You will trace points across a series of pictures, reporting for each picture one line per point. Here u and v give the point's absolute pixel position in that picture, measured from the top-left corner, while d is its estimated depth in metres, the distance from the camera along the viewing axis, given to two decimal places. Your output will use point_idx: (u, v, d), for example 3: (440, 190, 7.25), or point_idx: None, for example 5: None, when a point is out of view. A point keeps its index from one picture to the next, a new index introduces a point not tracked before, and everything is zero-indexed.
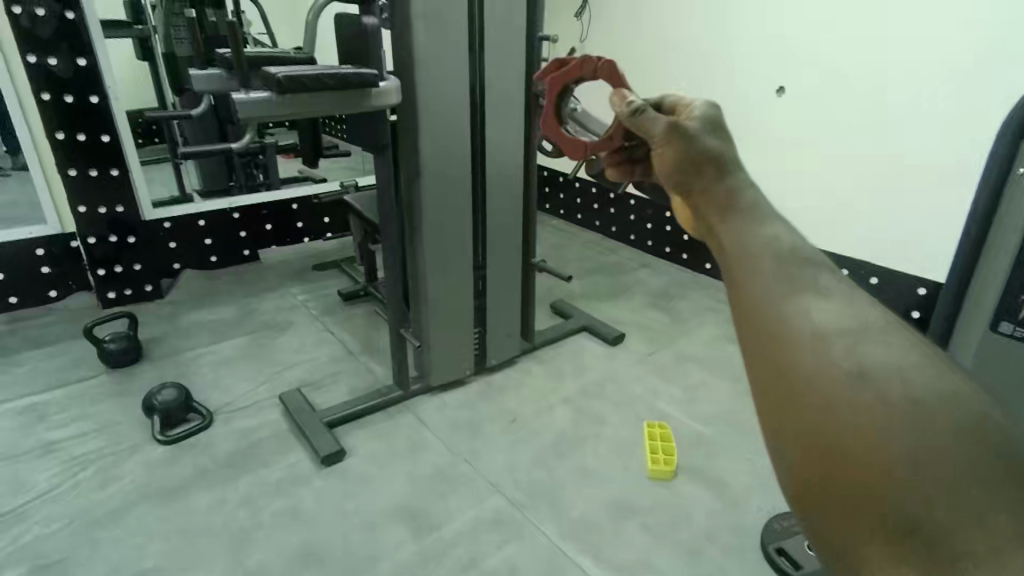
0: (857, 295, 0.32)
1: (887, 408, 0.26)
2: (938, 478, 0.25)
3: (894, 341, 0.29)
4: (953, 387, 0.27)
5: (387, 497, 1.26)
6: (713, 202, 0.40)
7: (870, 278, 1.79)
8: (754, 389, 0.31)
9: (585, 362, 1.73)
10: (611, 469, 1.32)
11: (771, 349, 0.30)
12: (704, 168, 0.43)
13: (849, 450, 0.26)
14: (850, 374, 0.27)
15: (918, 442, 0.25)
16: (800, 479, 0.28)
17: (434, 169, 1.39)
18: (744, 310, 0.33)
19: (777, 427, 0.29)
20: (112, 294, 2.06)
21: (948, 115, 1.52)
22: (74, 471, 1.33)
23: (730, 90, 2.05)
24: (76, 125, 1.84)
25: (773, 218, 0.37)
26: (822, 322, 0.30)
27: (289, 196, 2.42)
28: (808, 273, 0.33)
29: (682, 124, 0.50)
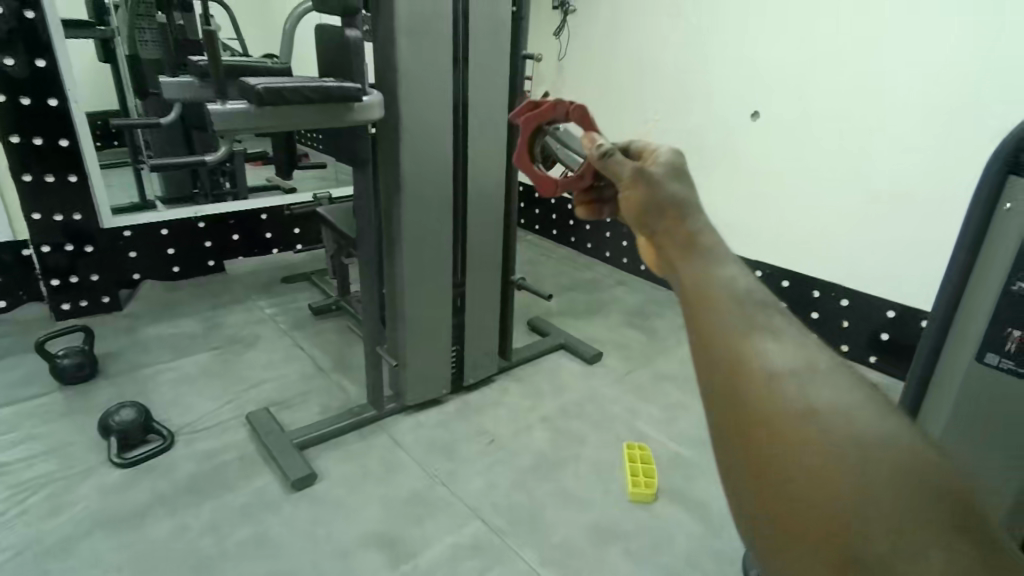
0: (810, 337, 0.35)
1: (834, 447, 0.28)
2: (883, 516, 0.26)
3: (841, 384, 0.31)
4: (896, 426, 0.29)
5: (360, 523, 1.21)
6: (673, 240, 0.42)
7: (842, 300, 1.83)
8: (714, 431, 0.33)
9: (563, 381, 1.72)
10: (591, 492, 1.31)
11: (726, 390, 0.33)
12: (666, 213, 0.45)
13: (807, 495, 0.28)
14: (804, 419, 0.29)
15: (864, 481, 0.27)
16: (761, 521, 0.30)
17: (414, 186, 1.36)
18: (704, 352, 0.35)
19: (738, 468, 0.31)
20: (66, 306, 1.95)
21: (923, 141, 1.56)
22: (21, 497, 1.24)
23: (707, 110, 2.08)
24: (32, 129, 1.75)
25: (728, 259, 0.39)
26: (774, 362, 0.32)
27: (259, 206, 2.35)
28: (762, 312, 0.35)
29: (648, 168, 0.51)
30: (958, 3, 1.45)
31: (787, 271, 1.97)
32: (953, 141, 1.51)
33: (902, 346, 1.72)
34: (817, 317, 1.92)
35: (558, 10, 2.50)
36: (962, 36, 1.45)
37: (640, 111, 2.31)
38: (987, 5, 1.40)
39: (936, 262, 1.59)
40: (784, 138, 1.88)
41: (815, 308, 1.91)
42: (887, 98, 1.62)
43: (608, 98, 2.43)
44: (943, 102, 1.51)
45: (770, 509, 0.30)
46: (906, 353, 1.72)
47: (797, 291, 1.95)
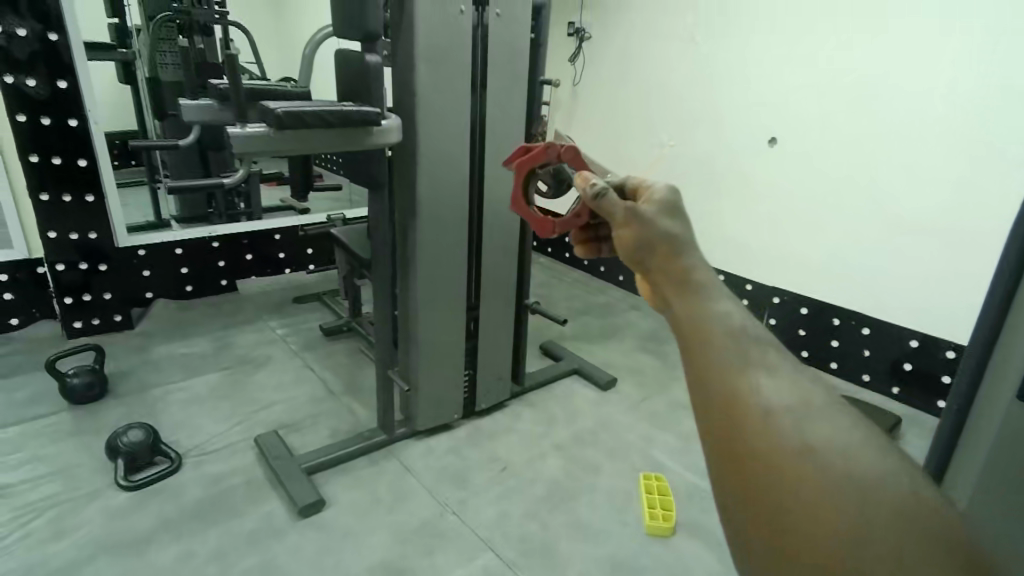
0: (802, 368, 0.34)
1: (831, 484, 0.28)
2: (881, 557, 0.26)
3: (838, 419, 0.31)
4: (892, 466, 0.29)
5: (369, 552, 1.18)
6: (670, 277, 0.41)
7: (862, 329, 1.80)
8: (709, 461, 0.33)
9: (576, 407, 1.69)
10: (607, 524, 1.27)
11: (722, 423, 0.32)
12: (657, 251, 0.43)
13: (804, 529, 0.28)
14: (800, 456, 0.29)
15: (861, 519, 0.27)
16: (755, 548, 0.30)
17: (429, 210, 1.36)
18: (699, 387, 0.34)
19: (733, 497, 0.31)
20: (78, 324, 1.95)
21: (937, 165, 1.55)
22: (24, 520, 1.22)
23: (720, 134, 2.06)
24: (51, 148, 1.77)
25: (724, 296, 0.38)
26: (770, 398, 0.31)
27: (273, 226, 2.36)
28: (758, 348, 0.34)
29: (638, 207, 0.48)
30: (966, 15, 1.44)
31: (804, 297, 1.94)
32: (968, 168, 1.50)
33: (927, 376, 1.68)
34: (837, 346, 1.87)
35: (573, 36, 2.52)
36: (977, 51, 1.44)
37: (652, 138, 2.31)
38: (998, 16, 1.39)
39: (959, 290, 1.56)
40: (799, 167, 1.86)
41: (834, 336, 1.87)
42: (900, 124, 1.60)
43: (619, 123, 2.43)
44: (958, 126, 1.49)
45: (766, 539, 0.29)
46: (930, 384, 1.68)
47: (815, 319, 1.91)
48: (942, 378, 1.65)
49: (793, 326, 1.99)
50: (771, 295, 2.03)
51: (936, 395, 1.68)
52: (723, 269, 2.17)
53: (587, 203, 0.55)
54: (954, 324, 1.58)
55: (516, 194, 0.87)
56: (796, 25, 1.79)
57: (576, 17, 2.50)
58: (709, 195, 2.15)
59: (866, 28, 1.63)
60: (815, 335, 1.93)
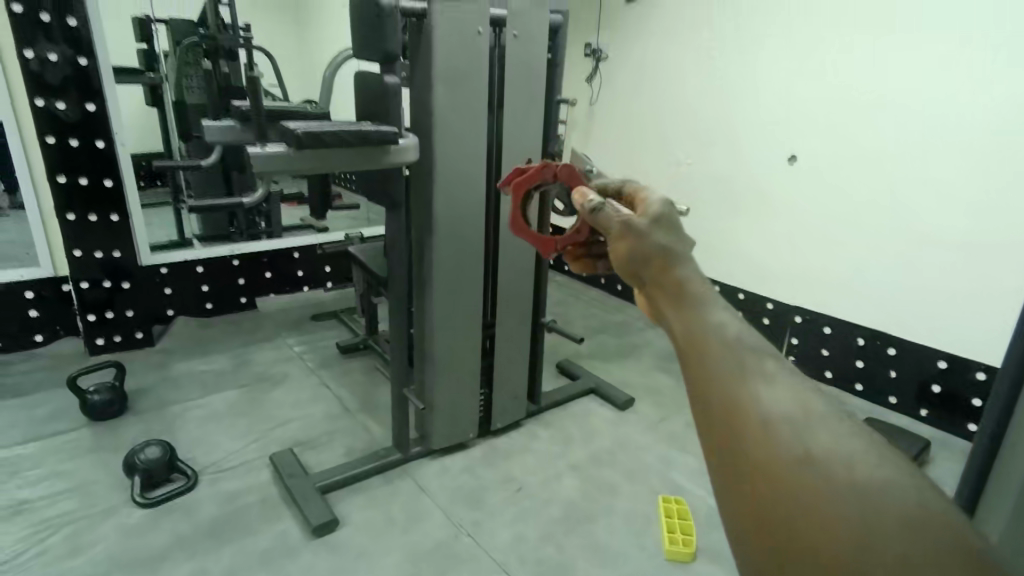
0: (800, 374, 0.33)
1: (832, 493, 0.26)
2: (885, 566, 0.24)
3: (840, 425, 0.29)
4: (892, 469, 0.27)
5: (382, 573, 1.16)
6: (666, 290, 0.40)
7: (887, 349, 1.75)
8: (712, 473, 0.32)
9: (593, 426, 1.66)
10: (625, 548, 1.24)
11: (724, 435, 0.31)
12: (652, 264, 0.42)
13: (807, 537, 0.26)
14: (800, 464, 0.28)
15: (863, 527, 0.25)
16: (756, 560, 0.28)
17: (446, 227, 1.36)
18: (699, 400, 0.33)
19: (736, 508, 0.30)
20: (100, 341, 1.98)
21: (960, 179, 1.52)
22: (41, 536, 1.23)
23: (738, 151, 2.04)
24: (78, 169, 1.81)
25: (720, 305, 0.37)
26: (769, 406, 0.30)
27: (292, 245, 2.39)
28: (756, 354, 0.33)
29: (633, 220, 0.48)
30: (989, 31, 1.43)
31: (826, 316, 1.89)
32: (990, 182, 1.47)
33: (955, 398, 1.63)
34: (862, 366, 1.83)
35: (590, 57, 2.54)
36: (1001, 67, 1.41)
37: (670, 158, 2.30)
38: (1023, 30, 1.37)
39: (990, 310, 1.52)
40: (819, 184, 1.83)
41: (858, 356, 1.83)
42: (921, 136, 1.57)
43: (636, 143, 2.43)
44: (979, 136, 1.47)
45: (767, 547, 0.28)
46: (958, 406, 1.63)
47: (839, 338, 1.87)
48: (971, 400, 1.60)
49: (816, 345, 1.94)
50: (792, 313, 1.99)
51: (965, 415, 1.62)
52: (742, 287, 2.14)
53: (585, 216, 0.55)
54: (984, 344, 1.54)
55: (511, 212, 0.83)
56: (809, 40, 1.78)
57: (593, 37, 2.52)
58: (727, 212, 2.13)
59: (870, 34, 1.64)
60: (839, 355, 1.88)
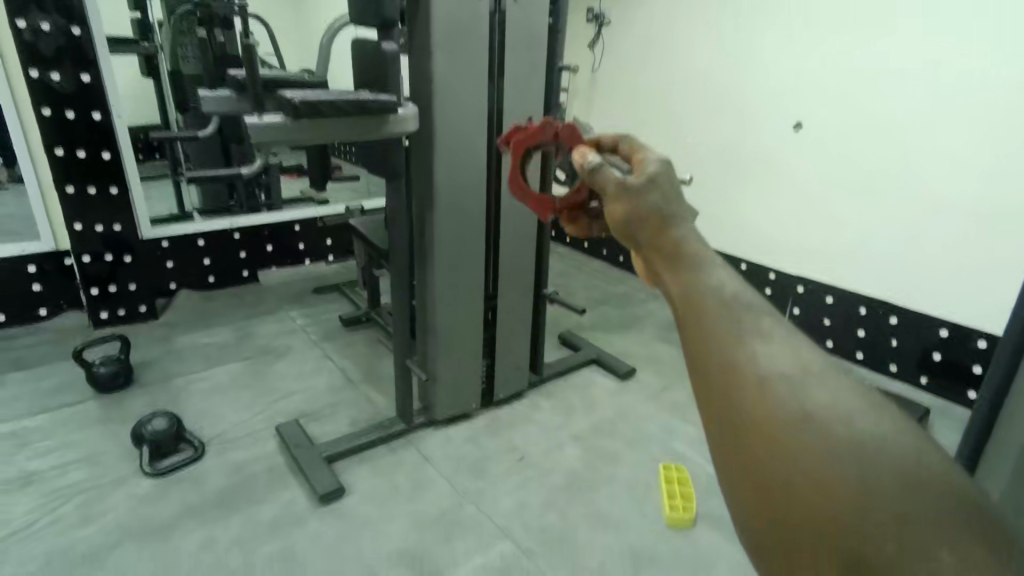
0: (795, 332, 0.33)
1: (830, 452, 0.27)
2: (881, 522, 0.25)
3: (836, 383, 0.29)
4: (888, 426, 0.28)
5: (388, 540, 1.18)
6: (662, 251, 0.39)
7: (889, 318, 1.75)
8: (709, 435, 0.32)
9: (595, 396, 1.68)
10: (627, 514, 1.26)
11: (722, 397, 0.31)
12: (649, 226, 0.42)
13: (806, 498, 0.27)
14: (798, 426, 0.28)
15: (861, 484, 0.26)
16: (754, 519, 0.29)
17: (447, 198, 1.35)
18: (697, 363, 0.33)
19: (733, 469, 0.30)
20: (104, 314, 1.99)
21: (968, 144, 1.50)
22: (53, 505, 1.25)
23: (745, 119, 2.01)
24: (76, 141, 1.80)
25: (717, 265, 0.37)
26: (767, 367, 0.30)
27: (293, 217, 2.38)
28: (753, 312, 0.33)
29: (629, 180, 0.47)
30: None
31: (831, 286, 1.88)
32: (998, 148, 1.45)
33: (955, 366, 1.64)
34: (864, 335, 1.83)
35: (592, 22, 2.48)
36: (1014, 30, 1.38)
37: (676, 128, 2.27)
38: None
39: (994, 279, 1.51)
40: (824, 152, 1.81)
41: (860, 325, 1.83)
42: (930, 101, 1.54)
43: (639, 111, 2.39)
44: (987, 102, 1.45)
45: (765, 508, 0.28)
46: (958, 374, 1.64)
47: (841, 308, 1.86)
48: (972, 367, 1.61)
49: (818, 315, 1.94)
50: (795, 284, 1.98)
51: (965, 383, 1.63)
52: (745, 258, 2.13)
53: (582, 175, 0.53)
54: (987, 312, 1.54)
55: (511, 171, 0.80)
56: (818, 5, 1.74)
57: (595, 2, 2.46)
58: (734, 182, 2.10)
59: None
60: (841, 324, 1.88)
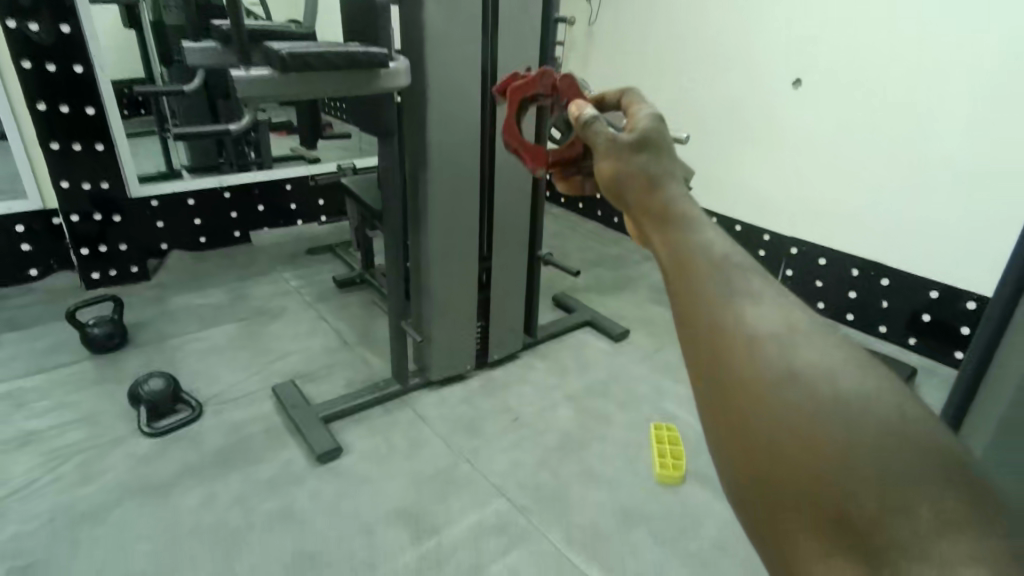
0: (787, 294, 0.33)
1: (815, 410, 0.27)
2: (866, 477, 0.25)
3: (824, 342, 0.30)
4: (875, 385, 0.28)
5: (385, 497, 1.21)
6: (652, 213, 0.40)
7: (881, 280, 1.77)
8: (699, 397, 0.32)
9: (589, 358, 1.70)
10: (619, 473, 1.29)
11: (711, 359, 0.31)
12: (637, 185, 0.43)
13: (791, 456, 0.27)
14: (784, 385, 0.28)
15: (847, 440, 0.26)
16: (742, 477, 0.29)
17: (441, 156, 1.33)
18: (688, 326, 0.33)
19: (722, 429, 0.30)
20: (96, 275, 1.97)
21: (977, 100, 1.47)
22: (54, 464, 1.27)
23: (750, 74, 1.96)
24: (58, 95, 1.74)
25: (709, 226, 0.37)
26: (755, 328, 0.31)
27: (285, 176, 2.35)
28: (743, 274, 0.33)
29: (621, 138, 0.48)
30: None
31: (825, 248, 1.89)
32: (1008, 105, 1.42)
33: (944, 327, 1.66)
34: (855, 297, 1.85)
35: None
36: None
37: (672, 84, 2.23)
38: None
39: (988, 240, 1.52)
40: (823, 110, 1.79)
41: (852, 287, 1.84)
42: (940, 56, 1.51)
43: (636, 67, 2.34)
44: (997, 57, 1.42)
45: (749, 466, 0.29)
46: (946, 335, 1.67)
47: (834, 270, 1.88)
48: (960, 328, 1.63)
49: (811, 277, 1.95)
50: (789, 245, 1.98)
51: (953, 344, 1.66)
52: (740, 219, 2.13)
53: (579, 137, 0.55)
54: (979, 272, 1.55)
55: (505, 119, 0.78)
56: None
57: None
58: (733, 142, 2.07)
59: None
60: (833, 286, 1.90)
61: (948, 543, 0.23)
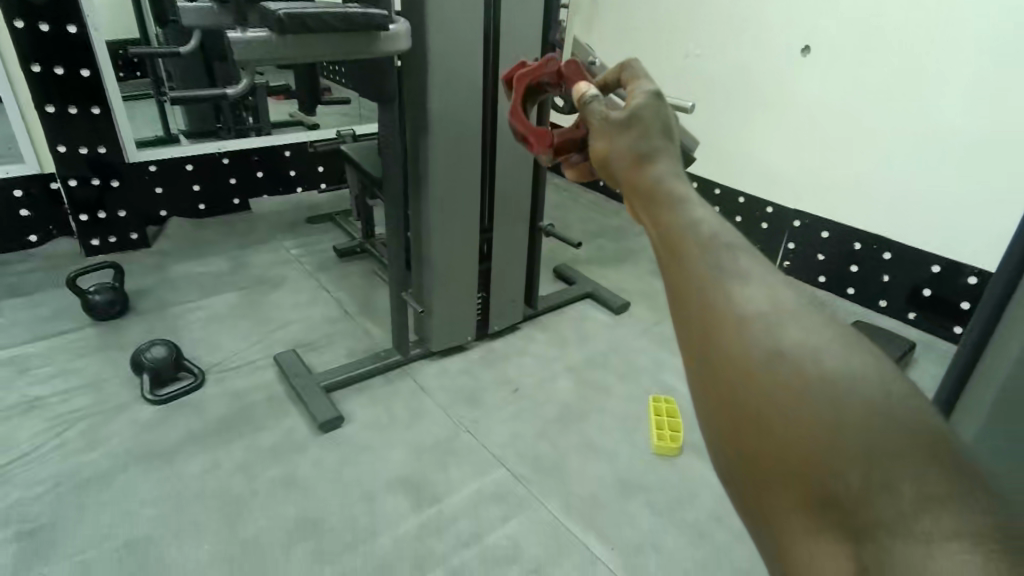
0: (777, 271, 0.32)
1: (803, 389, 0.26)
2: (854, 456, 0.25)
3: (812, 322, 0.29)
4: (864, 362, 0.27)
5: (387, 466, 1.23)
6: (645, 192, 0.39)
7: (883, 254, 1.76)
8: (689, 375, 0.32)
9: (588, 330, 1.70)
10: (618, 445, 1.31)
11: (701, 336, 0.31)
12: (629, 165, 0.43)
13: (780, 434, 0.26)
14: (773, 363, 0.28)
15: (835, 419, 0.25)
16: (731, 456, 0.29)
17: (442, 122, 1.31)
18: (679, 304, 0.33)
19: (711, 408, 0.30)
20: (95, 242, 1.96)
21: (990, 66, 1.45)
22: (59, 430, 1.28)
23: (759, 38, 1.89)
24: (52, 57, 1.71)
25: (698, 205, 0.36)
26: (744, 306, 0.30)
27: (284, 142, 2.31)
28: (731, 253, 0.33)
29: (614, 118, 0.48)
30: None
31: (827, 221, 1.87)
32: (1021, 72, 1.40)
33: (944, 302, 1.67)
34: (856, 271, 1.85)
35: None
36: None
37: (676, 50, 2.17)
38: None
39: (994, 215, 1.51)
40: (833, 79, 1.75)
41: (854, 261, 1.84)
42: (951, 21, 1.48)
43: (642, 32, 2.28)
44: (1010, 23, 1.40)
45: (737, 444, 0.28)
46: (947, 309, 1.67)
47: (836, 243, 1.87)
48: (961, 304, 1.64)
49: (813, 250, 1.94)
50: (792, 218, 1.97)
51: (952, 318, 1.67)
52: (743, 191, 2.09)
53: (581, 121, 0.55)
54: (984, 249, 1.55)
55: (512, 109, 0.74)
56: None
57: None
58: (740, 112, 2.01)
59: None
60: (835, 260, 1.89)
61: (931, 519, 0.23)
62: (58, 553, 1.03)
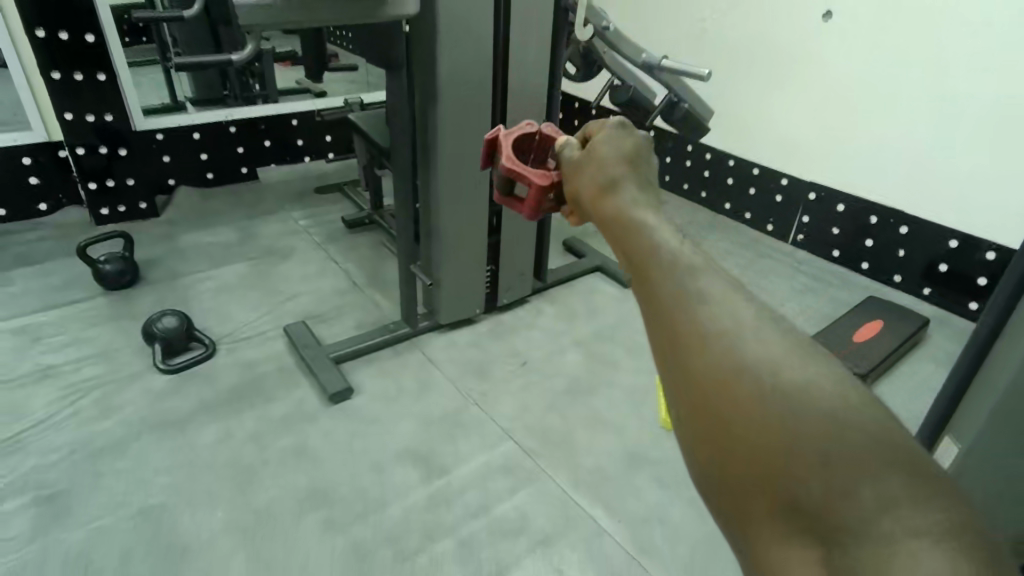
0: (738, 287, 0.35)
1: (766, 403, 0.30)
2: (817, 465, 0.28)
3: (772, 336, 0.32)
4: (821, 376, 0.30)
5: (396, 437, 1.24)
6: (618, 216, 0.42)
7: (899, 228, 1.73)
8: (667, 389, 0.34)
9: (598, 303, 1.69)
10: (626, 418, 1.31)
11: (673, 352, 0.34)
12: (596, 195, 0.45)
13: (749, 445, 0.30)
14: (739, 380, 0.31)
15: (798, 431, 0.29)
16: (706, 465, 0.32)
17: (453, 90, 1.28)
18: (654, 324, 0.35)
19: (687, 419, 0.33)
20: (105, 211, 1.97)
21: (999, 47, 1.43)
22: (73, 398, 1.30)
23: (777, 3, 1.82)
24: (56, 22, 1.68)
25: (665, 226, 0.39)
26: (709, 326, 0.33)
27: (289, 110, 2.28)
28: (692, 272, 0.35)
29: (587, 151, 0.51)
30: None
31: (843, 194, 1.83)
32: None
33: (961, 277, 1.65)
34: (871, 246, 1.82)
35: None
36: None
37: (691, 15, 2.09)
38: None
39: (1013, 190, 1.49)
40: (852, 46, 1.68)
41: (869, 235, 1.81)
42: None
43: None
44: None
45: (710, 452, 0.31)
46: (963, 285, 1.66)
47: (851, 216, 1.83)
48: (978, 279, 1.62)
49: (827, 223, 1.91)
50: (807, 190, 1.92)
51: (969, 294, 1.65)
52: (758, 162, 2.03)
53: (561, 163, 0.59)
54: (1002, 225, 1.53)
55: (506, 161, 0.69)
56: None
57: None
58: (754, 82, 1.95)
59: None
60: (849, 234, 1.86)
61: (892, 519, 0.26)
62: (75, 520, 1.05)
